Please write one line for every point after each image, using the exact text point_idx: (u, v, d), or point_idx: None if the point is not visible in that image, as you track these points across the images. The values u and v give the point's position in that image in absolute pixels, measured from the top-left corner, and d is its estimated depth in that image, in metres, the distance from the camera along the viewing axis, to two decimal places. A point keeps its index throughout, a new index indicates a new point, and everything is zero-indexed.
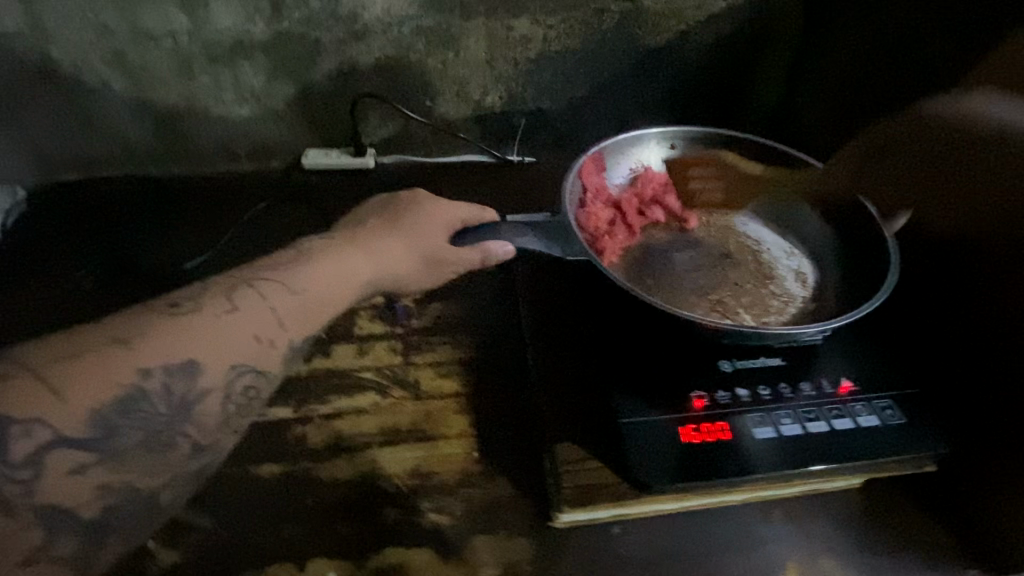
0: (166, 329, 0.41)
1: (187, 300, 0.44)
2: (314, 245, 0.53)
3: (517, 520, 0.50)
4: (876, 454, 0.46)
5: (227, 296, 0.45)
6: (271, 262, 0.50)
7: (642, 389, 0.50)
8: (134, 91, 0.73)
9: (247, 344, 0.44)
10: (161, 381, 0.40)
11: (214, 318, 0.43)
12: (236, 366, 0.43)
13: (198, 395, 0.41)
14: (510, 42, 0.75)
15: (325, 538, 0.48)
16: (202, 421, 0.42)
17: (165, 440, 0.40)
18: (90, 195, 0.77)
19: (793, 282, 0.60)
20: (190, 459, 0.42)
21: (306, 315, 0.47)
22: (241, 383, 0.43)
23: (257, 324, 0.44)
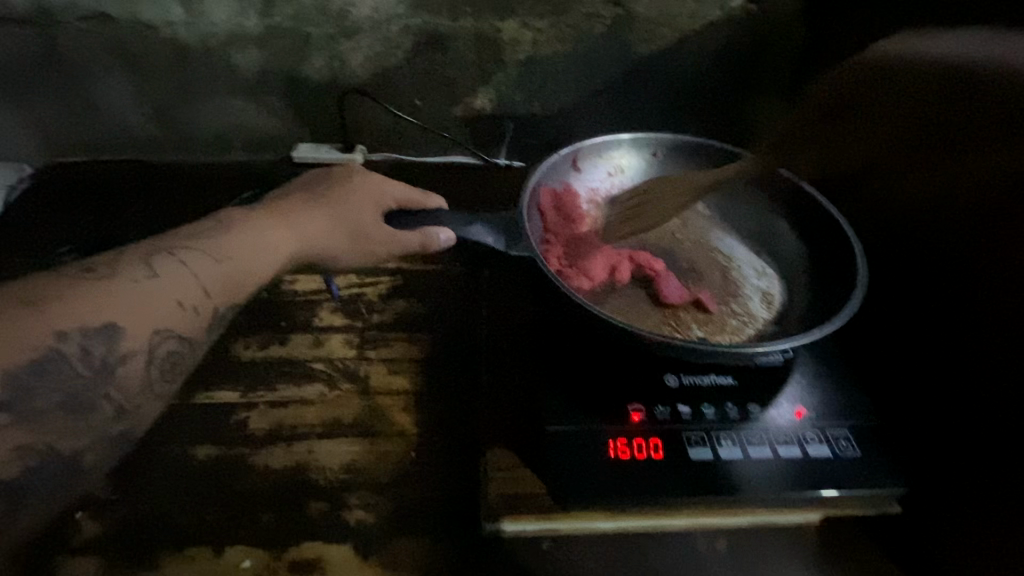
0: (85, 295, 0.43)
1: (104, 267, 0.45)
2: (234, 216, 0.54)
3: (445, 526, 0.47)
4: (824, 486, 0.44)
5: (147, 263, 0.46)
6: (191, 231, 0.51)
7: (583, 399, 0.49)
8: (134, 78, 0.75)
9: (169, 311, 0.45)
10: (80, 345, 0.41)
11: (131, 285, 0.44)
12: (159, 331, 0.44)
13: (120, 357, 0.42)
14: (498, 44, 0.75)
15: (246, 525, 0.47)
16: (125, 383, 0.43)
17: (86, 403, 0.41)
18: (86, 175, 0.79)
19: (758, 302, 0.58)
20: (113, 423, 0.42)
21: (226, 283, 0.48)
22: (164, 348, 0.44)
23: (180, 290, 0.46)
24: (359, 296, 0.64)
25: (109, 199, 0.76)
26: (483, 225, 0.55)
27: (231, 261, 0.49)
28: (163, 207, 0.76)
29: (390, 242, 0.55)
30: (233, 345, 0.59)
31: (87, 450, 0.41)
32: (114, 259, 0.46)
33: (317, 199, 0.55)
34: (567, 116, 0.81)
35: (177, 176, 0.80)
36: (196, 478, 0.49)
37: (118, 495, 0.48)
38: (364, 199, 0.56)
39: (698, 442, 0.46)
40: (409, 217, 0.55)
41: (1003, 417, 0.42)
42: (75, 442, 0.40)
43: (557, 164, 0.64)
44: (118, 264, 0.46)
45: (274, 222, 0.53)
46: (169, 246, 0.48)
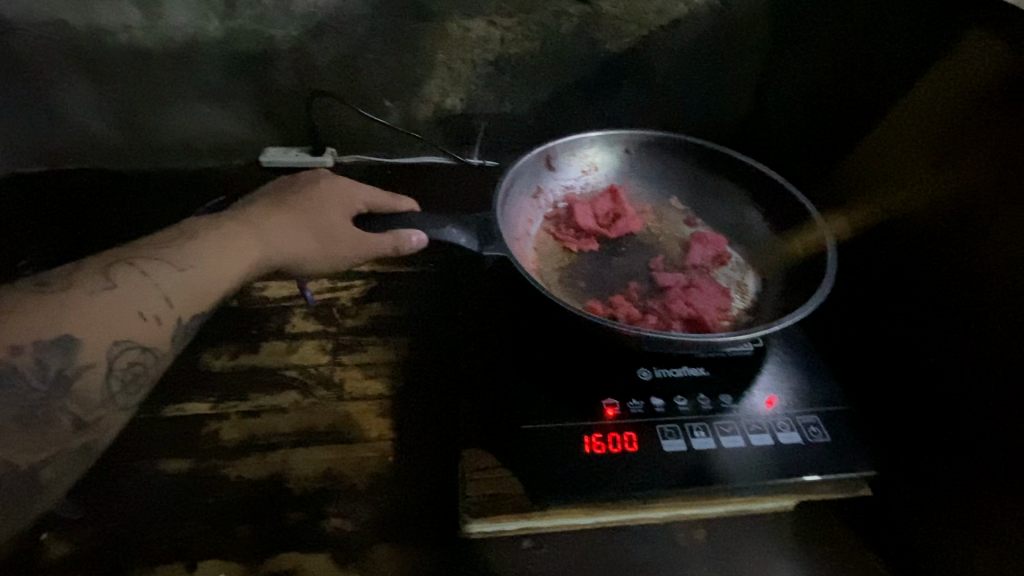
0: (41, 306, 0.41)
1: (59, 280, 0.44)
2: (198, 224, 0.52)
3: (424, 530, 0.47)
4: (797, 472, 0.45)
5: (106, 274, 0.44)
6: (154, 241, 0.49)
7: (558, 397, 0.50)
8: (93, 84, 0.73)
9: (130, 321, 0.43)
10: (35, 357, 0.39)
11: (88, 297, 0.43)
12: (119, 342, 0.42)
13: (78, 370, 0.40)
14: (466, 43, 0.75)
15: (220, 538, 0.46)
16: (84, 396, 0.41)
17: (44, 415, 0.40)
18: (46, 185, 0.77)
19: (733, 293, 0.58)
20: (73, 435, 0.41)
21: (191, 291, 0.47)
22: (126, 359, 0.43)
23: (142, 300, 0.44)
24: (332, 301, 0.63)
25: (72, 208, 0.74)
26: (457, 227, 0.53)
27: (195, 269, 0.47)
28: (129, 215, 0.74)
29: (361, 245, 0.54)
30: (203, 355, 0.58)
31: (47, 461, 0.40)
32: (69, 272, 0.44)
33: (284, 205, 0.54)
34: (539, 114, 0.81)
35: (143, 184, 0.78)
36: (168, 491, 0.48)
37: (86, 513, 0.47)
38: (332, 202, 0.55)
39: (671, 434, 0.47)
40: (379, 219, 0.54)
41: (975, 397, 0.42)
42: (32, 456, 0.39)
43: (531, 163, 0.63)
44: (73, 276, 0.44)
45: (243, 228, 0.52)
46: (129, 256, 0.47)
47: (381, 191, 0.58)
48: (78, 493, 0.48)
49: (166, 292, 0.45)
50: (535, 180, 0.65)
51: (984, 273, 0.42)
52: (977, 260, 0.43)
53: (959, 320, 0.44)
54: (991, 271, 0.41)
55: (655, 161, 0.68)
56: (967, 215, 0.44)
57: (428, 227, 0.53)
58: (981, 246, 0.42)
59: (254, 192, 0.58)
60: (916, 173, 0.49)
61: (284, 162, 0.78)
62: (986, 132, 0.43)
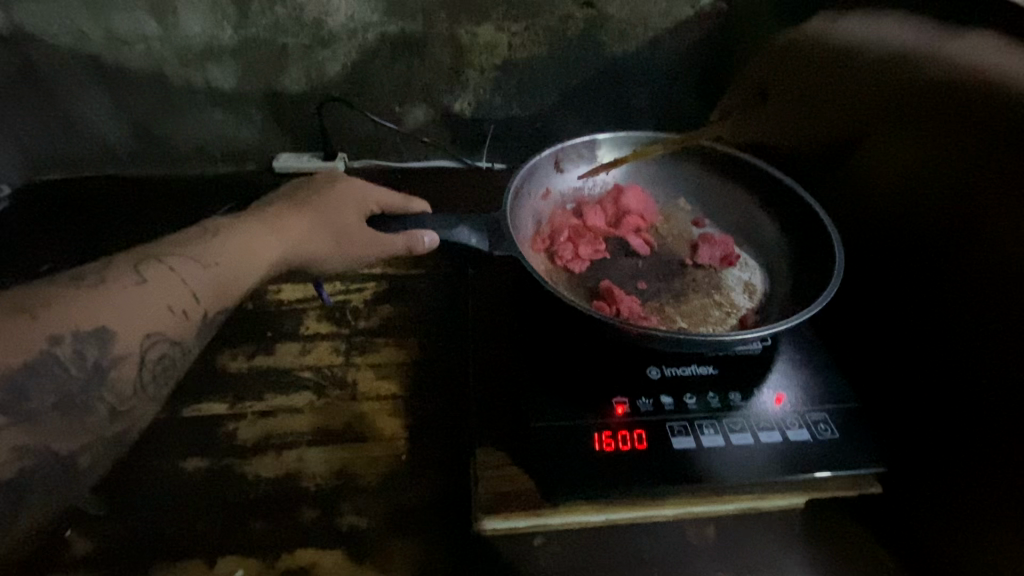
0: (77, 297, 0.41)
1: (90, 273, 0.44)
2: (220, 222, 0.53)
3: (437, 527, 0.47)
4: (806, 469, 0.45)
5: (135, 268, 0.45)
6: (178, 237, 0.50)
7: (568, 396, 0.50)
8: (110, 92, 0.75)
9: (160, 314, 0.44)
10: (74, 348, 0.40)
11: (121, 290, 0.43)
12: (150, 335, 0.43)
13: (113, 361, 0.41)
14: (474, 48, 0.76)
15: (239, 535, 0.47)
16: (118, 388, 0.42)
17: (81, 404, 0.40)
18: (66, 192, 0.78)
19: (740, 292, 0.59)
20: (109, 423, 0.42)
21: (218, 286, 0.48)
22: (157, 351, 0.44)
23: (172, 294, 0.45)
24: (344, 303, 0.64)
25: (90, 214, 0.75)
26: (468, 227, 0.55)
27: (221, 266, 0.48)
28: (146, 220, 0.75)
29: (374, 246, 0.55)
30: (220, 356, 0.59)
31: (86, 448, 0.41)
32: (102, 265, 0.45)
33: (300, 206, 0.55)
34: (546, 117, 0.82)
35: (159, 190, 0.80)
36: (187, 489, 0.49)
37: (108, 510, 0.48)
38: (346, 203, 0.56)
39: (682, 431, 0.47)
40: (392, 220, 0.55)
41: (983, 394, 0.43)
42: (72, 443, 0.40)
43: (540, 166, 0.64)
44: (106, 270, 0.44)
45: (265, 228, 0.53)
46: (157, 252, 0.47)
47: (394, 192, 0.59)
48: (100, 490, 0.49)
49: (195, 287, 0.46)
50: (544, 182, 0.65)
51: (993, 271, 0.42)
52: (986, 258, 0.43)
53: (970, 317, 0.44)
54: (1000, 269, 0.42)
55: (663, 162, 0.68)
56: (974, 204, 0.44)
57: (439, 228, 0.54)
58: (986, 247, 0.43)
59: (270, 193, 0.59)
60: (918, 177, 0.50)
61: (296, 167, 0.80)
62: (998, 137, 0.44)
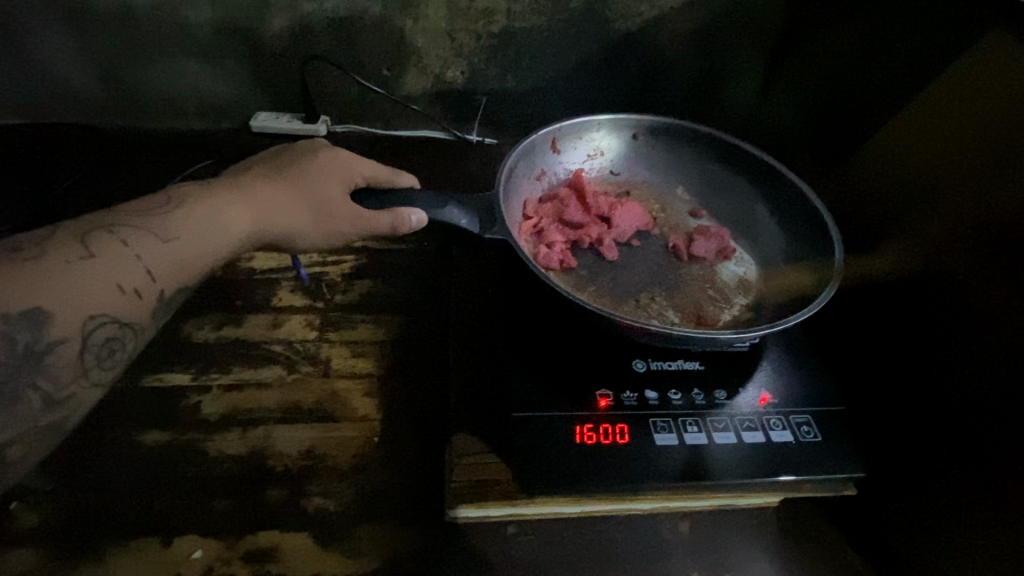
0: (3, 274, 0.38)
1: (32, 246, 0.41)
2: (187, 191, 0.49)
3: (408, 512, 0.46)
4: (786, 471, 0.45)
5: (83, 241, 0.42)
6: (139, 206, 0.47)
7: (550, 385, 0.49)
8: (69, 33, 0.69)
9: (108, 293, 0.41)
10: (1, 331, 0.37)
11: (63, 265, 0.40)
12: (95, 317, 0.41)
13: (49, 345, 0.39)
14: (471, 14, 0.72)
15: (199, 514, 0.45)
16: (55, 373, 0.39)
17: (11, 391, 0.38)
18: (24, 140, 0.73)
19: (734, 287, 0.58)
20: (42, 413, 0.39)
21: (176, 264, 0.45)
22: (101, 334, 0.41)
23: (120, 271, 0.42)
24: (320, 275, 0.61)
25: (49, 166, 0.71)
26: (458, 207, 0.52)
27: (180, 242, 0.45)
28: (112, 177, 0.71)
29: (357, 221, 0.51)
30: (186, 325, 0.56)
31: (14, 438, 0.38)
32: (43, 237, 0.42)
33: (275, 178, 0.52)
34: (541, 92, 0.79)
35: (127, 144, 0.75)
36: (146, 464, 0.47)
37: (57, 484, 0.45)
38: (325, 173, 0.53)
39: (664, 427, 0.46)
40: (380, 198, 0.52)
41: (958, 403, 0.43)
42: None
43: (536, 144, 0.61)
44: (47, 242, 0.41)
45: (230, 197, 0.49)
46: (111, 222, 0.44)
47: (382, 166, 0.55)
48: (49, 462, 0.46)
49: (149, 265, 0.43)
50: (539, 161, 0.63)
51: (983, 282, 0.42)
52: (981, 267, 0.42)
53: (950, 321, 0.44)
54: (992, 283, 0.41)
55: (665, 147, 0.66)
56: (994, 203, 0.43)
57: (428, 206, 0.51)
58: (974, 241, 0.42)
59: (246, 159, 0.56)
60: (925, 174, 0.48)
61: (275, 128, 0.76)
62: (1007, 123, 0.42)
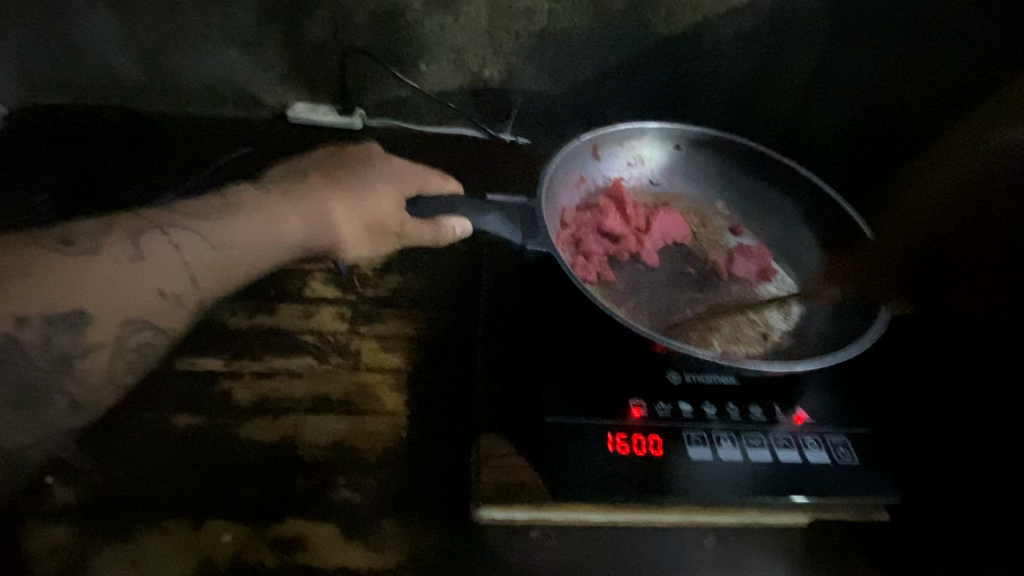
0: (48, 269, 0.50)
1: (83, 241, 0.53)
2: (241, 198, 0.62)
3: (433, 510, 0.46)
4: (821, 492, 0.44)
5: (134, 243, 0.54)
6: (196, 209, 0.59)
7: (581, 391, 0.48)
8: (117, 18, 0.70)
9: (151, 298, 0.52)
10: (39, 333, 0.47)
11: (109, 267, 0.52)
12: (132, 322, 0.51)
13: (84, 352, 0.49)
14: (512, 13, 0.72)
15: (228, 499, 0.45)
16: (84, 378, 0.49)
17: (40, 396, 0.47)
18: (69, 121, 0.75)
19: (776, 312, 0.56)
20: (66, 415, 0.48)
21: (217, 273, 0.56)
22: (134, 339, 0.51)
23: (165, 281, 0.53)
24: (353, 267, 0.61)
25: (92, 149, 0.72)
26: (497, 215, 0.54)
27: (228, 251, 0.57)
28: (152, 161, 0.72)
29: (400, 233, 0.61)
30: (220, 311, 0.56)
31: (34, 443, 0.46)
32: (103, 231, 0.55)
33: (331, 188, 0.64)
34: (578, 94, 0.78)
35: (167, 129, 0.76)
36: (178, 448, 0.48)
37: (91, 461, 0.46)
38: (380, 195, 0.63)
39: (698, 441, 0.45)
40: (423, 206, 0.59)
41: (997, 432, 0.42)
42: (20, 439, 0.46)
43: (577, 150, 0.61)
44: (100, 240, 0.53)
45: (269, 211, 0.61)
46: (166, 225, 0.57)
47: (433, 175, 0.63)
48: (86, 438, 0.47)
49: (192, 273, 0.55)
50: (579, 168, 0.62)
51: None
52: None
53: (992, 349, 0.43)
54: None
55: (705, 159, 0.66)
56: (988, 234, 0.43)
57: (471, 213, 0.55)
58: None
59: (298, 166, 0.68)
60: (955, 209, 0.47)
61: (312, 120, 0.76)
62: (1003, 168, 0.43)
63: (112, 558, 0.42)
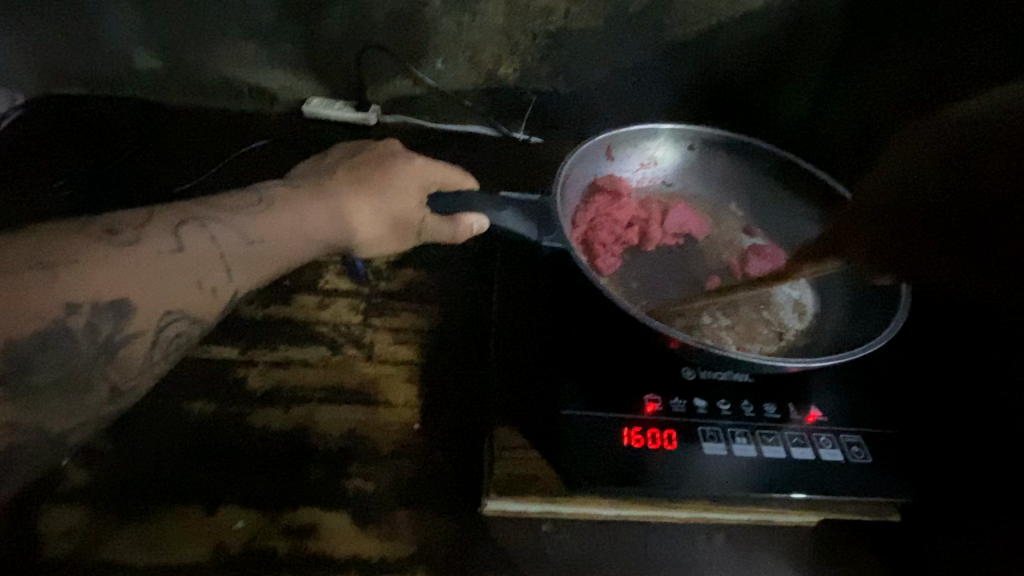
0: (104, 261, 0.41)
1: (127, 228, 0.43)
2: (278, 189, 0.52)
3: (444, 501, 0.46)
4: (833, 490, 0.44)
5: (174, 231, 0.44)
6: (231, 200, 0.49)
7: (594, 386, 0.48)
8: (137, 10, 0.71)
9: (188, 290, 0.44)
10: (88, 320, 0.40)
11: (155, 257, 0.43)
12: (171, 312, 0.43)
13: (125, 339, 0.42)
14: (528, 12, 0.72)
15: (240, 486, 0.45)
16: (125, 366, 0.42)
17: (81, 382, 0.41)
18: (86, 111, 0.76)
19: (790, 313, 0.57)
20: (107, 401, 0.43)
21: (249, 267, 0.47)
22: (172, 331, 0.44)
23: (203, 271, 0.45)
24: (368, 260, 0.62)
25: (110, 139, 0.73)
26: (514, 210, 0.54)
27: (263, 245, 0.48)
28: (170, 153, 0.73)
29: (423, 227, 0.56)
30: (235, 301, 0.56)
31: (71, 429, 0.41)
32: (141, 218, 0.44)
33: (357, 182, 0.55)
34: (592, 94, 0.79)
35: (183, 120, 0.77)
36: (191, 434, 0.48)
37: (107, 444, 0.47)
38: (404, 183, 0.56)
39: (712, 437, 0.46)
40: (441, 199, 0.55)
41: (1005, 434, 0.42)
42: (63, 421, 0.41)
43: (590, 152, 0.61)
44: (143, 226, 0.43)
45: (311, 199, 0.52)
46: (202, 213, 0.47)
47: (449, 168, 0.58)
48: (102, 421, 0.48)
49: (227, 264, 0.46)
50: (593, 168, 0.63)
51: None
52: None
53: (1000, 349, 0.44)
54: None
55: (716, 160, 0.66)
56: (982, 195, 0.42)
57: (487, 209, 0.54)
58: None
59: (322, 159, 0.60)
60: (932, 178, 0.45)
61: (327, 115, 0.77)
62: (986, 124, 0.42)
63: (126, 541, 0.42)
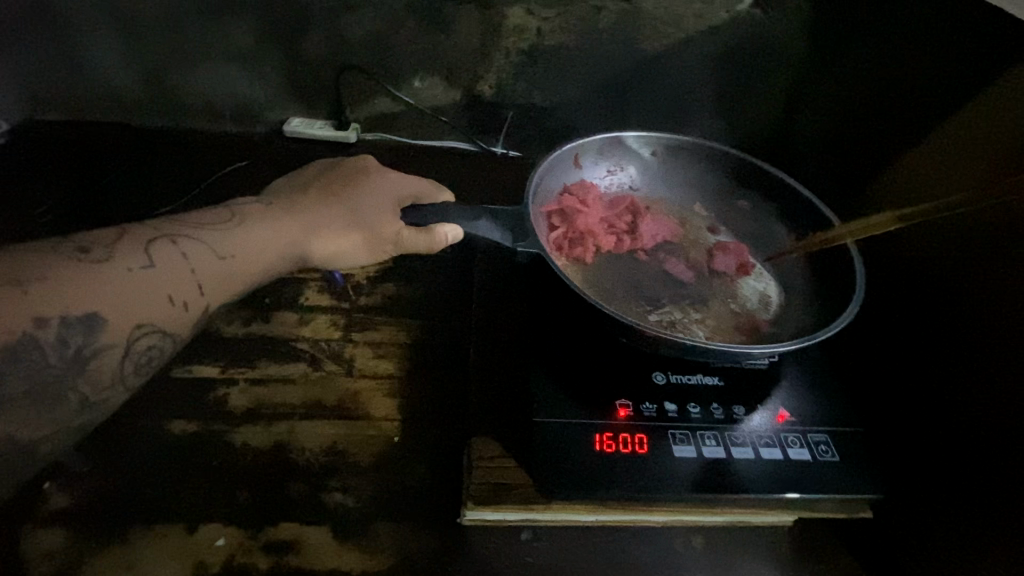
0: (74, 277, 0.42)
1: (98, 247, 0.45)
2: (249, 207, 0.55)
3: (424, 513, 0.47)
4: (803, 489, 0.45)
5: (144, 249, 0.46)
6: (204, 219, 0.51)
7: (569, 394, 0.49)
8: (120, 37, 0.72)
9: (158, 304, 0.45)
10: (59, 333, 0.41)
11: (124, 273, 0.44)
12: (142, 326, 0.44)
13: (96, 351, 0.42)
14: (502, 31, 0.74)
15: (222, 502, 0.46)
16: (95, 379, 0.43)
17: (52, 393, 0.41)
18: (69, 136, 0.77)
19: (756, 303, 0.58)
20: (78, 414, 0.42)
21: (219, 282, 0.49)
22: (144, 343, 0.44)
23: (174, 286, 0.46)
24: (348, 276, 0.63)
25: (93, 163, 0.74)
26: (490, 220, 0.54)
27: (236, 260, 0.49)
28: (153, 175, 0.74)
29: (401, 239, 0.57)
30: (216, 321, 0.57)
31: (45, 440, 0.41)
32: (112, 239, 0.46)
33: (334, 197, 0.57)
34: (567, 108, 0.80)
35: (166, 143, 0.78)
36: (171, 454, 0.48)
37: (88, 466, 0.47)
38: (379, 195, 0.58)
39: (683, 440, 0.47)
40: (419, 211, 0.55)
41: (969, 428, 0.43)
42: (33, 432, 0.41)
43: (560, 161, 0.63)
44: (114, 245, 0.45)
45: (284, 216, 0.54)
46: (175, 232, 0.49)
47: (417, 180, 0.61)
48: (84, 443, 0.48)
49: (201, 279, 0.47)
50: (563, 177, 0.64)
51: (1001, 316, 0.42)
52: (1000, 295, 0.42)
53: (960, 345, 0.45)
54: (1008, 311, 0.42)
55: (681, 164, 0.68)
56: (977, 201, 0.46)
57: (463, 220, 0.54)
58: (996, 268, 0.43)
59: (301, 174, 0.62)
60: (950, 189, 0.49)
61: (308, 134, 0.78)
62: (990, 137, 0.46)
63: (107, 563, 0.42)
